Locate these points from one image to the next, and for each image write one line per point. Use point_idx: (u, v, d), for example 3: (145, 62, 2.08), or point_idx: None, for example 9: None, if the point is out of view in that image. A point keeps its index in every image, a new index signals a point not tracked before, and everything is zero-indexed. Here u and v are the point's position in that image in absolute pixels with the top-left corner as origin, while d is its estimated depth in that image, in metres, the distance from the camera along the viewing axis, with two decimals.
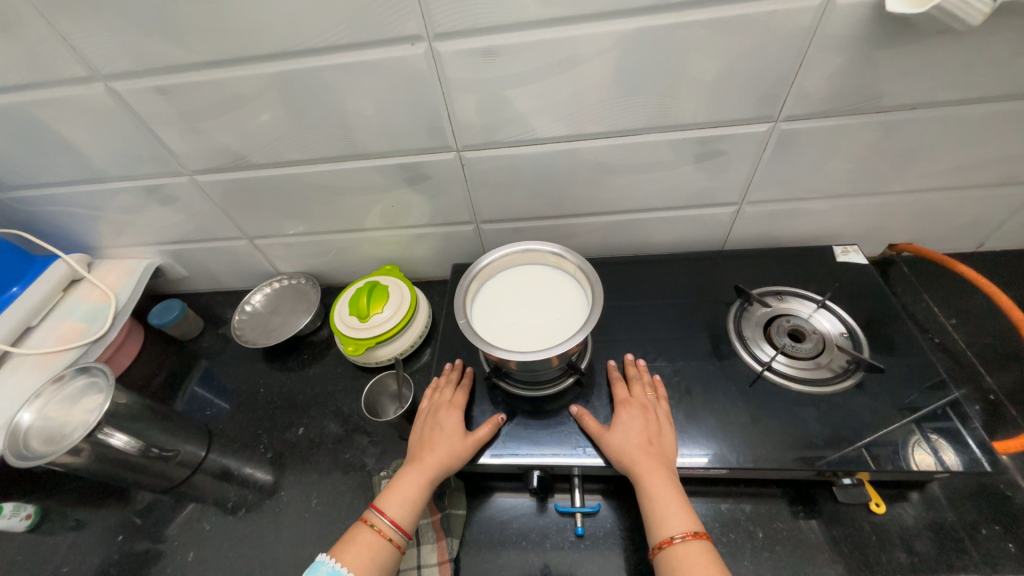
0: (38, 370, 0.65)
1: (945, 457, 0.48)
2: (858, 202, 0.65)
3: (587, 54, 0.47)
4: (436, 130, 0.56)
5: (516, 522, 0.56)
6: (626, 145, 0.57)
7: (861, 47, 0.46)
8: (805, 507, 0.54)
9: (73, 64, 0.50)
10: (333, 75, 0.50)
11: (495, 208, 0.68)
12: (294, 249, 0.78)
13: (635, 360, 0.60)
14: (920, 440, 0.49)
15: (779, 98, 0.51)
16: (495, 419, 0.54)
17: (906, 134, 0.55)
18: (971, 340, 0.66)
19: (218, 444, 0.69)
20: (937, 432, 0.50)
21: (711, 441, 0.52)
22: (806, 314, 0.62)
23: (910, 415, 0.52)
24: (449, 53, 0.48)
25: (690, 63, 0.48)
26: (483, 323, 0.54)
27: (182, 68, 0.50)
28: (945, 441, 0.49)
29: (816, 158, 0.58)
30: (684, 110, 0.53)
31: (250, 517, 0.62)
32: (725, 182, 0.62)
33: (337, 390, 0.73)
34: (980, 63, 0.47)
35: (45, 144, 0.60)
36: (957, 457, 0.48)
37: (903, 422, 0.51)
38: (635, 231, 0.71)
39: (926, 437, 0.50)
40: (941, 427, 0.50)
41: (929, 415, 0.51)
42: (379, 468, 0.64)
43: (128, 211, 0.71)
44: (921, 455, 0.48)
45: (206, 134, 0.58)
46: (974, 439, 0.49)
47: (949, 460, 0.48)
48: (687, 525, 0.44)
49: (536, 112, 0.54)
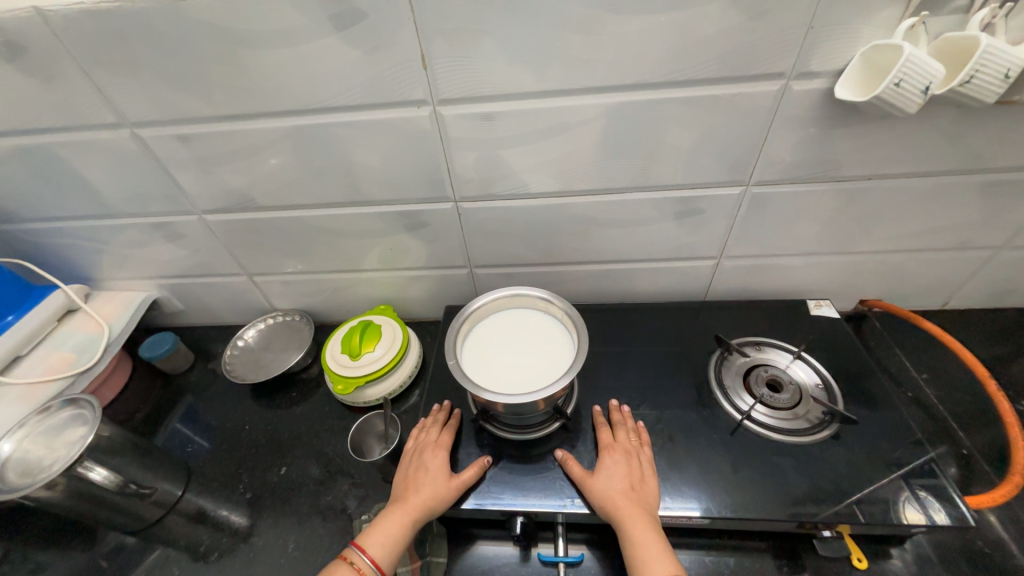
0: (22, 401, 0.65)
1: (934, 515, 0.49)
2: (828, 260, 0.69)
3: (576, 121, 0.53)
4: (436, 182, 0.60)
5: (498, 572, 0.55)
6: (612, 201, 0.62)
7: (817, 125, 0.52)
8: (790, 562, 0.54)
9: (104, 113, 0.55)
10: (344, 130, 0.55)
11: (488, 254, 0.71)
12: (291, 287, 0.80)
13: (619, 406, 0.61)
14: (909, 497, 0.51)
15: (748, 165, 0.56)
16: (481, 461, 0.55)
17: (865, 200, 0.60)
18: (943, 396, 0.69)
19: (196, 483, 0.67)
20: (925, 488, 0.51)
21: (694, 490, 0.53)
22: (784, 364, 0.65)
23: (898, 470, 0.53)
24: (451, 116, 0.53)
25: (669, 132, 0.53)
26: (472, 363, 0.56)
27: (205, 119, 0.55)
28: (933, 497, 0.50)
29: (786, 219, 0.63)
30: (663, 173, 0.58)
31: (222, 562, 0.59)
32: (703, 237, 0.66)
33: (322, 429, 0.73)
34: (921, 143, 0.53)
35: (64, 182, 0.63)
36: (946, 515, 0.49)
37: (891, 477, 0.52)
38: (621, 281, 0.75)
39: (914, 493, 0.51)
40: (930, 483, 0.51)
41: (915, 470, 0.53)
42: (360, 511, 0.62)
43: (133, 245, 0.73)
44: (911, 512, 0.49)
45: (219, 177, 0.61)
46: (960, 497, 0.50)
47: (938, 518, 0.49)
48: (669, 571, 0.44)
49: (528, 169, 0.58)
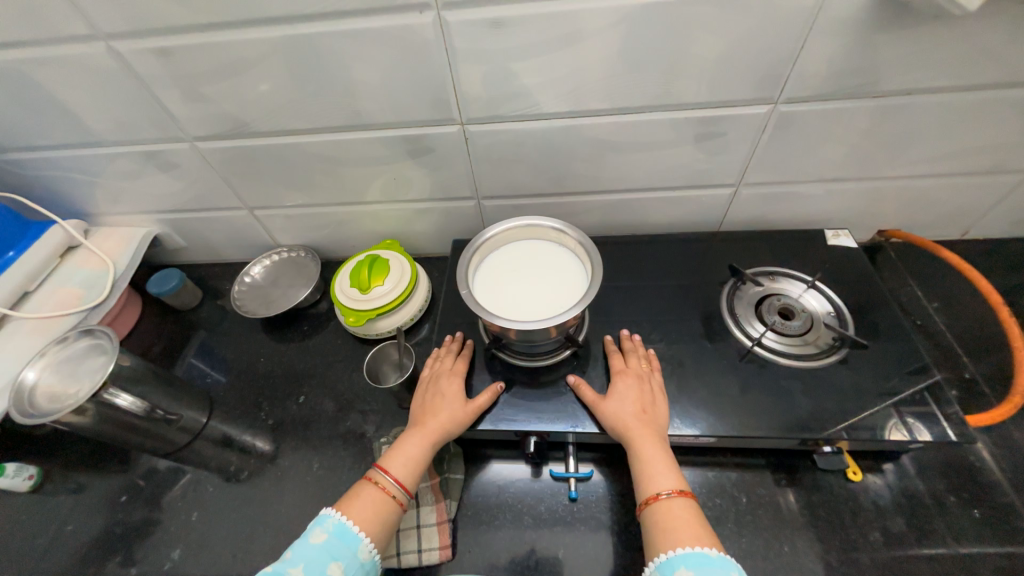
0: (38, 334, 0.66)
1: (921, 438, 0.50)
2: (851, 187, 0.66)
3: (592, 29, 0.48)
4: (441, 102, 0.56)
5: (512, 487, 0.58)
6: (628, 122, 0.58)
7: (861, 30, 0.47)
8: (787, 476, 0.57)
9: (74, 22, 0.49)
10: (339, 42, 0.50)
11: (497, 184, 0.68)
12: (294, 221, 0.78)
13: (630, 335, 0.62)
14: (898, 424, 0.52)
15: (779, 80, 0.52)
16: (494, 387, 0.56)
17: (900, 120, 0.56)
18: (951, 324, 0.69)
19: (219, 411, 0.70)
20: (913, 415, 0.52)
21: (700, 411, 0.55)
22: (796, 293, 0.64)
23: (889, 399, 0.54)
24: (457, 23, 0.48)
25: (695, 40, 0.49)
26: (485, 292, 0.56)
27: (186, 30, 0.50)
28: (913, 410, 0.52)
29: (813, 141, 0.59)
30: (686, 89, 0.53)
31: (252, 480, 0.63)
32: (723, 163, 0.63)
33: (337, 360, 0.74)
34: (971, 52, 0.48)
35: (44, 106, 0.59)
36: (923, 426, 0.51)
37: (880, 406, 0.53)
38: (633, 211, 0.72)
39: (903, 421, 0.52)
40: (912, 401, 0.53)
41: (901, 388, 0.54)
42: (379, 435, 0.65)
43: (126, 177, 0.70)
44: (900, 437, 0.51)
45: (208, 99, 0.57)
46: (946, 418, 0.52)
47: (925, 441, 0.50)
48: (675, 484, 0.46)
49: (539, 87, 0.54)
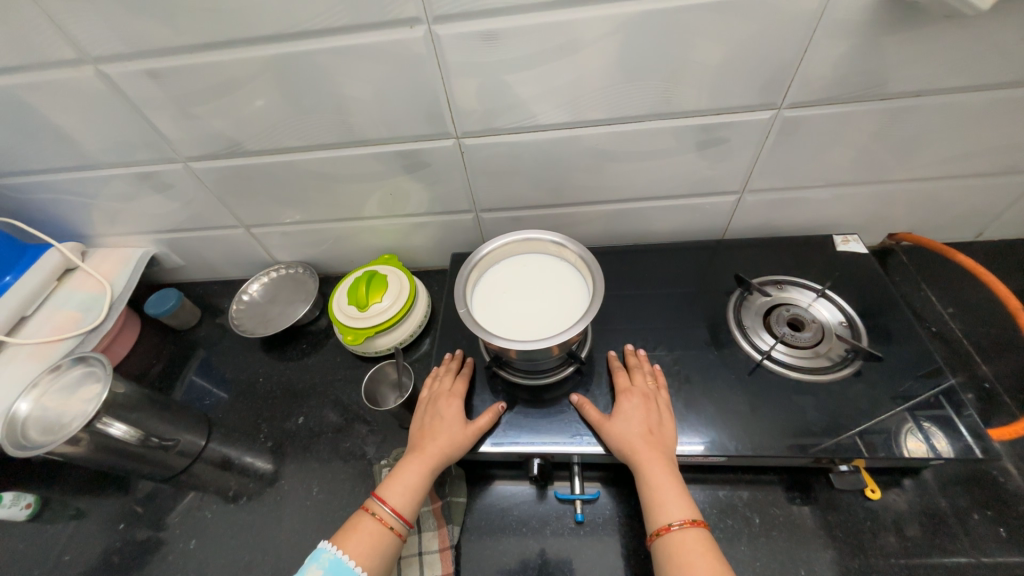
0: (34, 360, 0.65)
1: (937, 444, 0.48)
2: (860, 191, 0.64)
3: (589, 38, 0.46)
4: (435, 116, 0.55)
5: (517, 509, 0.57)
6: (627, 132, 0.56)
7: (869, 31, 0.45)
8: (801, 494, 0.55)
9: (62, 46, 0.49)
10: (330, 59, 0.49)
11: (495, 196, 0.67)
12: (291, 238, 0.77)
13: (635, 350, 0.60)
14: (913, 428, 0.50)
15: (783, 85, 0.50)
16: (495, 407, 0.55)
17: (910, 122, 0.54)
18: (968, 330, 0.67)
19: (218, 434, 0.69)
20: (930, 419, 0.50)
21: (709, 429, 0.53)
22: (806, 303, 0.62)
23: (904, 403, 0.52)
24: (449, 36, 0.47)
25: (695, 46, 0.47)
26: (484, 311, 0.54)
27: (175, 50, 0.49)
28: (937, 426, 0.50)
29: (820, 145, 0.57)
30: (687, 96, 0.52)
31: (251, 505, 0.62)
32: (726, 170, 0.61)
33: (336, 378, 0.73)
34: (985, 51, 0.46)
35: (35, 131, 0.58)
36: (947, 441, 0.48)
37: (895, 410, 0.51)
38: (635, 221, 0.71)
39: (918, 425, 0.50)
40: (934, 414, 0.51)
41: (919, 402, 0.52)
42: (379, 456, 0.64)
43: (121, 198, 0.69)
44: (914, 443, 0.49)
45: (199, 119, 0.56)
46: (966, 426, 0.49)
47: (941, 447, 0.48)
48: (686, 513, 0.44)
49: (535, 98, 0.53)
